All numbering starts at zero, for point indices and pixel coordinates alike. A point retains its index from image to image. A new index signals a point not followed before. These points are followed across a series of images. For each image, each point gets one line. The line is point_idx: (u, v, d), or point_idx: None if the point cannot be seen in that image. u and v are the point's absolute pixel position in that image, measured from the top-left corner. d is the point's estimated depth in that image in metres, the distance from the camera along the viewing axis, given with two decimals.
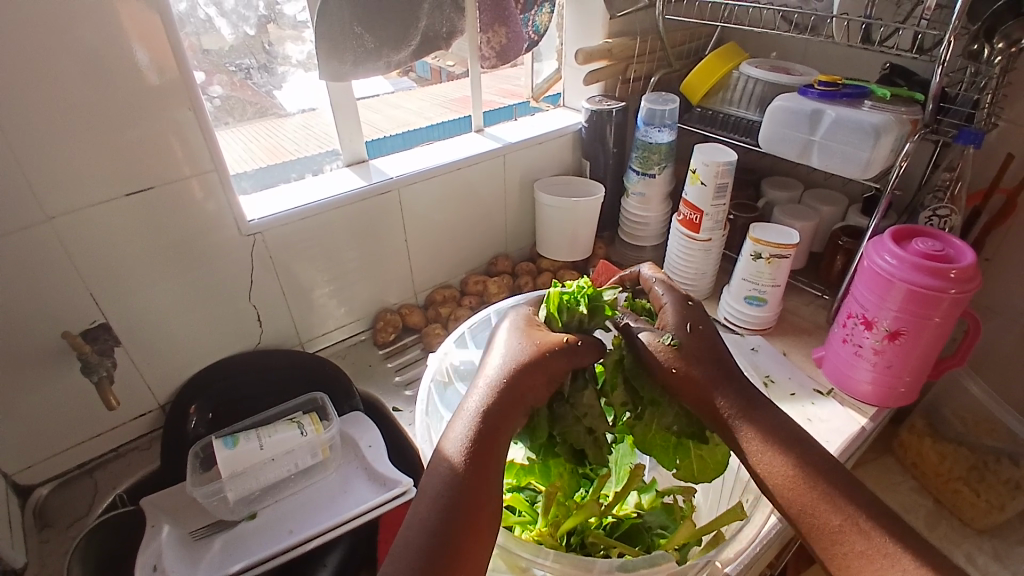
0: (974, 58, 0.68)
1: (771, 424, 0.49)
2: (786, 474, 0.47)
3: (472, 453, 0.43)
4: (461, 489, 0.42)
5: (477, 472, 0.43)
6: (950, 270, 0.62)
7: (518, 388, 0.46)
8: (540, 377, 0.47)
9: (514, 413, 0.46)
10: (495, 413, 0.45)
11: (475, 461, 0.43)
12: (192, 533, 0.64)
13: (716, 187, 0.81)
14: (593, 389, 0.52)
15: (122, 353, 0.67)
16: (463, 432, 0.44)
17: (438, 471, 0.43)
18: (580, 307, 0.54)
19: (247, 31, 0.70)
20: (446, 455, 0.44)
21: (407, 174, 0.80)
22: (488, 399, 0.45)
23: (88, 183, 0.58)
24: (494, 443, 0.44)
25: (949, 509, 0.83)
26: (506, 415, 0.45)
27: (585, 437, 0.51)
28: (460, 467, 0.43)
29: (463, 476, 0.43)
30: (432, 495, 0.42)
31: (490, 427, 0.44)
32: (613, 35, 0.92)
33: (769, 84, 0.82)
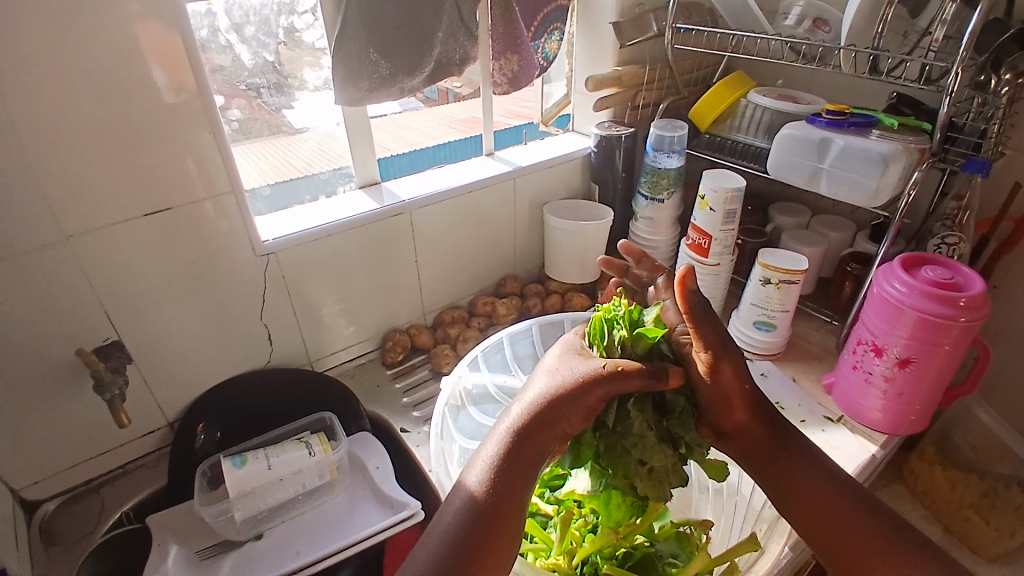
0: (981, 88, 0.69)
1: (796, 454, 0.52)
2: (819, 502, 0.50)
3: (494, 481, 0.44)
4: (481, 516, 0.43)
5: (498, 502, 0.43)
6: (960, 298, 0.62)
7: (550, 420, 0.46)
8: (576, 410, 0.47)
9: (542, 445, 0.46)
10: (524, 443, 0.45)
11: (496, 489, 0.44)
12: (198, 553, 0.64)
13: (725, 213, 0.82)
14: (644, 417, 0.50)
15: (134, 371, 0.67)
16: (489, 458, 0.45)
17: (458, 496, 0.44)
18: (621, 332, 0.52)
19: (266, 57, 0.72)
20: (469, 482, 0.45)
21: (419, 196, 0.81)
22: (517, 428, 0.46)
23: (108, 202, 0.60)
24: (520, 474, 0.45)
25: (959, 538, 0.81)
26: (535, 447, 0.45)
27: (637, 468, 0.51)
28: (479, 496, 0.44)
29: (483, 504, 0.43)
30: (451, 520, 0.43)
31: (516, 456, 0.45)
32: (623, 62, 0.94)
33: (777, 112, 0.84)
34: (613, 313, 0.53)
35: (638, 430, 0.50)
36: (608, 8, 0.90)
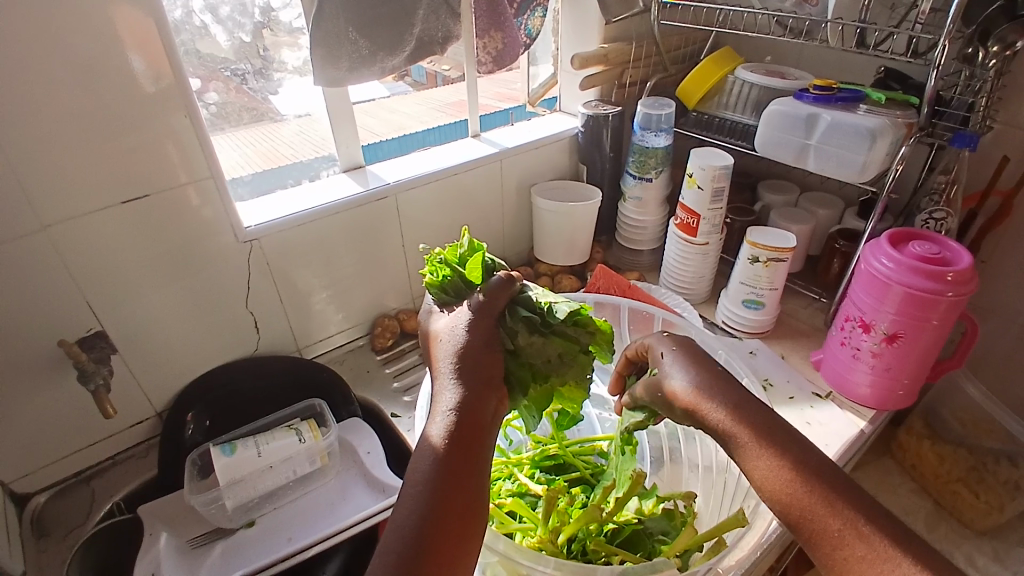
0: (969, 61, 0.69)
1: (768, 431, 0.50)
2: (783, 479, 0.47)
3: (453, 434, 0.44)
4: (448, 472, 0.42)
5: (461, 452, 0.43)
6: (947, 273, 0.62)
7: (474, 366, 0.48)
8: (490, 352, 0.50)
9: (483, 389, 0.47)
10: (466, 393, 0.46)
11: (456, 442, 0.44)
12: (190, 542, 0.64)
13: (713, 191, 0.81)
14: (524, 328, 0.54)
15: (119, 361, 0.67)
16: (440, 415, 0.45)
17: (423, 458, 0.43)
18: (452, 273, 0.57)
19: (243, 38, 0.70)
20: (431, 437, 0.44)
21: (404, 180, 0.80)
22: (454, 382, 0.47)
23: (86, 190, 0.58)
24: (472, 424, 0.45)
25: (949, 510, 0.83)
26: (479, 394, 0.47)
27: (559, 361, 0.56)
28: (444, 449, 0.43)
29: (447, 458, 0.43)
30: (419, 484, 0.41)
31: (468, 404, 0.46)
32: (610, 40, 0.93)
33: (764, 88, 0.83)
34: (434, 264, 0.58)
35: (525, 341, 0.53)
36: None
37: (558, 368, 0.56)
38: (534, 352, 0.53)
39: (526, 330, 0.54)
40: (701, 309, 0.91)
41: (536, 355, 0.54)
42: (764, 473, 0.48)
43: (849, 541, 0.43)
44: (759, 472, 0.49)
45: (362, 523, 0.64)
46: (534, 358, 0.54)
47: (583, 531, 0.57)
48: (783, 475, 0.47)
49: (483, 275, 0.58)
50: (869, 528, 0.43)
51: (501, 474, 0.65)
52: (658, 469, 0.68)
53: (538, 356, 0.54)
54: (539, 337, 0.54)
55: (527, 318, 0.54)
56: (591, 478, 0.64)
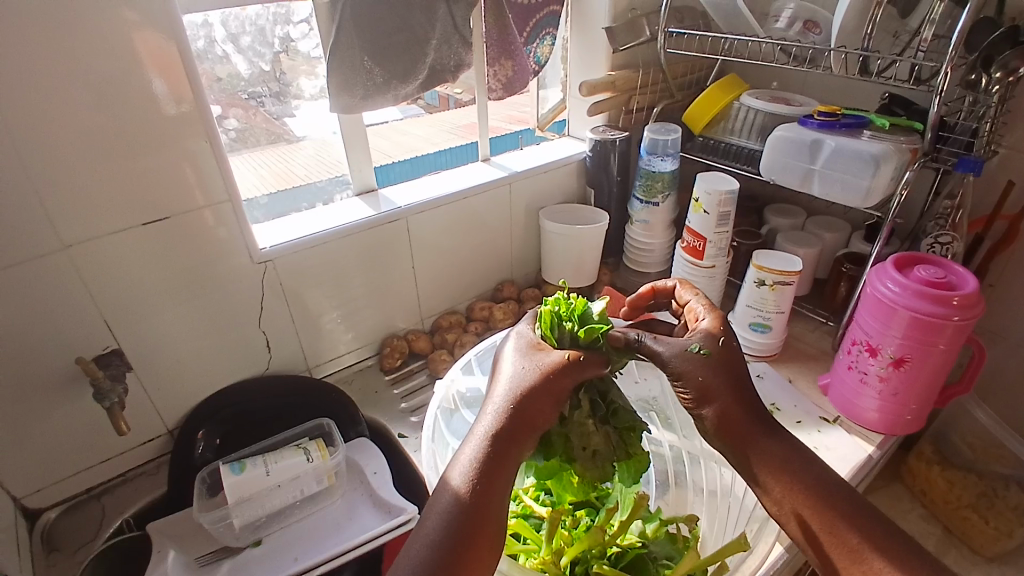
0: (972, 87, 0.70)
1: (784, 450, 0.50)
2: (806, 497, 0.48)
3: (477, 480, 0.44)
4: (465, 516, 0.42)
5: (481, 501, 0.43)
6: (953, 297, 0.62)
7: (526, 414, 0.46)
8: (551, 400, 0.47)
9: (519, 441, 0.46)
10: (506, 441, 0.45)
11: (479, 489, 0.43)
12: (198, 559, 0.64)
13: (719, 215, 0.82)
14: (586, 411, 0.53)
15: (133, 378, 0.68)
16: (472, 456, 0.45)
17: (442, 497, 0.44)
18: (566, 325, 0.55)
19: (262, 67, 0.73)
20: (452, 481, 0.44)
21: (414, 203, 0.82)
22: (498, 423, 0.46)
23: (105, 212, 0.60)
24: (500, 472, 0.44)
25: (959, 537, 0.81)
26: (512, 445, 0.45)
27: (584, 455, 0.52)
28: (464, 495, 0.43)
29: (469, 506, 0.43)
30: (435, 520, 0.42)
31: (498, 455, 0.45)
32: (617, 67, 0.95)
33: (769, 114, 0.84)
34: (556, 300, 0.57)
35: (579, 419, 0.52)
36: (601, 13, 0.90)
37: (587, 463, 0.53)
38: (580, 429, 0.52)
39: (586, 411, 0.53)
40: None
41: (580, 436, 0.52)
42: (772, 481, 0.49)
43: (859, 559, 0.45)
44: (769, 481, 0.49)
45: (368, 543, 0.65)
46: (575, 438, 0.52)
47: (587, 554, 0.57)
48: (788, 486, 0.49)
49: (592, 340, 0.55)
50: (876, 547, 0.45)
51: None
52: (664, 493, 0.66)
53: (579, 439, 0.52)
54: (595, 424, 0.54)
55: (592, 402, 0.54)
56: (597, 501, 0.63)
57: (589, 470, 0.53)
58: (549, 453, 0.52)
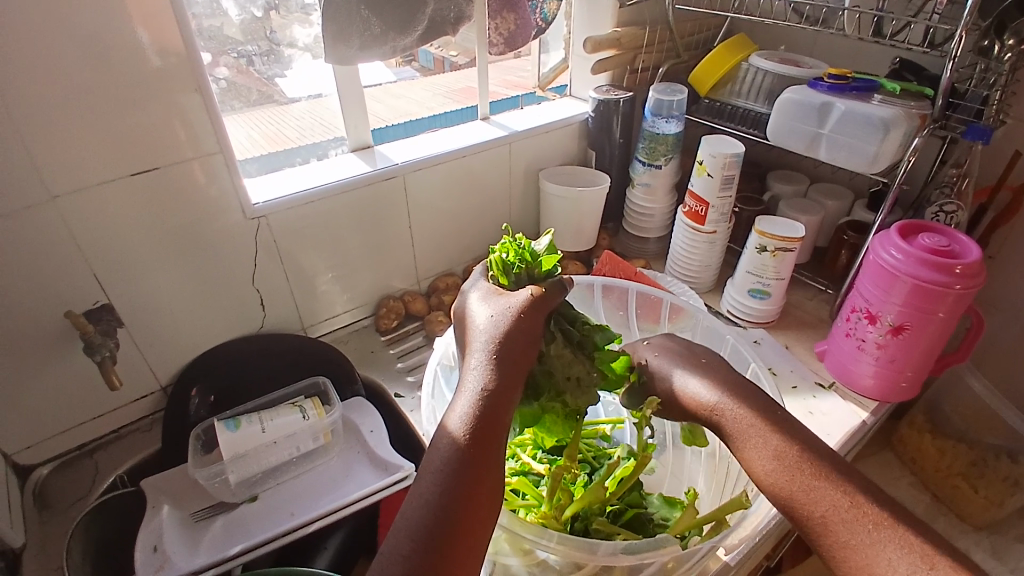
0: (985, 53, 0.68)
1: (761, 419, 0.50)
2: (779, 467, 0.47)
3: (476, 429, 0.43)
4: (467, 466, 0.42)
5: (483, 451, 0.42)
6: (956, 266, 0.62)
7: (512, 356, 0.47)
8: (530, 344, 0.49)
9: (510, 383, 0.46)
10: (498, 389, 0.45)
11: (479, 437, 0.43)
12: (193, 515, 0.64)
13: (723, 179, 0.81)
14: (559, 340, 0.54)
15: (124, 334, 0.67)
16: (468, 405, 0.44)
17: (441, 449, 0.43)
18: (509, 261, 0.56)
19: (254, 13, 0.69)
20: (450, 429, 0.43)
21: (411, 160, 0.80)
22: (488, 374, 0.46)
23: (94, 163, 0.58)
24: (496, 418, 0.44)
25: (948, 505, 0.83)
26: (505, 389, 0.45)
27: (569, 385, 0.53)
28: (464, 442, 0.43)
29: (469, 452, 0.42)
30: (434, 473, 0.41)
31: (494, 399, 0.44)
32: (623, 24, 0.92)
33: (777, 76, 0.82)
34: (510, 245, 0.57)
35: (556, 351, 0.53)
36: None
37: (575, 392, 0.54)
38: (563, 362, 0.53)
39: (559, 342, 0.54)
40: (706, 298, 0.91)
41: (562, 368, 0.53)
42: (774, 465, 0.47)
43: (876, 542, 0.41)
44: (763, 468, 0.48)
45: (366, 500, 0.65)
46: (558, 371, 0.53)
47: (586, 510, 0.57)
48: (786, 465, 0.47)
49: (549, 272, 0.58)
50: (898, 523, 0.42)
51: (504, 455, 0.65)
52: (661, 453, 0.68)
53: (563, 369, 0.53)
54: (571, 352, 0.54)
55: (564, 331, 0.55)
56: (594, 460, 0.64)
57: (577, 397, 0.54)
58: (539, 393, 0.52)
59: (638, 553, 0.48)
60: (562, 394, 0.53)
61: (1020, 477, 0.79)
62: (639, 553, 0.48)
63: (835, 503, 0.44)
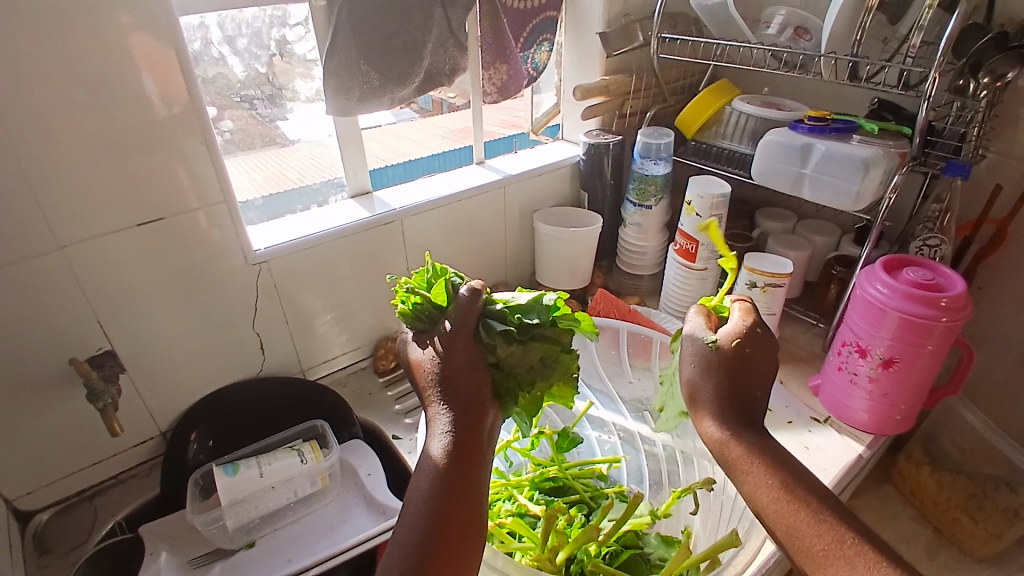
0: (961, 92, 0.71)
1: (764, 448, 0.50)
2: (773, 497, 0.47)
3: (452, 449, 0.46)
4: (446, 495, 0.44)
5: (457, 475, 0.45)
6: (941, 299, 0.63)
7: (471, 378, 0.50)
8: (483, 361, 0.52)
9: (473, 403, 0.49)
10: (461, 416, 0.48)
11: (455, 457, 0.46)
12: (191, 561, 0.64)
13: (711, 219, 0.83)
14: (502, 339, 0.53)
15: (126, 379, 0.68)
16: (440, 430, 0.48)
17: (424, 476, 0.46)
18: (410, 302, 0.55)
19: (258, 68, 0.73)
20: (431, 453, 0.47)
21: (409, 205, 0.82)
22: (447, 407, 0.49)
23: (101, 213, 0.60)
24: (469, 436, 0.48)
25: (949, 539, 0.83)
26: (471, 407, 0.49)
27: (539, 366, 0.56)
28: (442, 464, 0.46)
29: (448, 472, 0.45)
30: (421, 498, 0.44)
31: (461, 419, 0.48)
32: (611, 71, 0.96)
33: (761, 119, 0.85)
34: (400, 294, 0.56)
35: (506, 352, 0.53)
36: (594, 18, 0.91)
37: (541, 372, 0.56)
38: (516, 361, 0.54)
39: (504, 342, 0.53)
40: None
41: (519, 361, 0.54)
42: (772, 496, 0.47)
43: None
44: (766, 495, 0.48)
45: (362, 544, 0.65)
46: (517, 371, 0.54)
47: (582, 553, 0.57)
48: (790, 497, 0.47)
49: (449, 292, 0.55)
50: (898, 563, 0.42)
51: (501, 496, 0.65)
52: (657, 493, 0.68)
53: (522, 368, 0.54)
54: (519, 344, 0.54)
55: (503, 331, 0.54)
56: (591, 500, 0.64)
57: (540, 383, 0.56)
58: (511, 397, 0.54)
59: None
60: (526, 391, 0.55)
61: (1021, 508, 0.78)
62: None
63: (837, 539, 0.44)
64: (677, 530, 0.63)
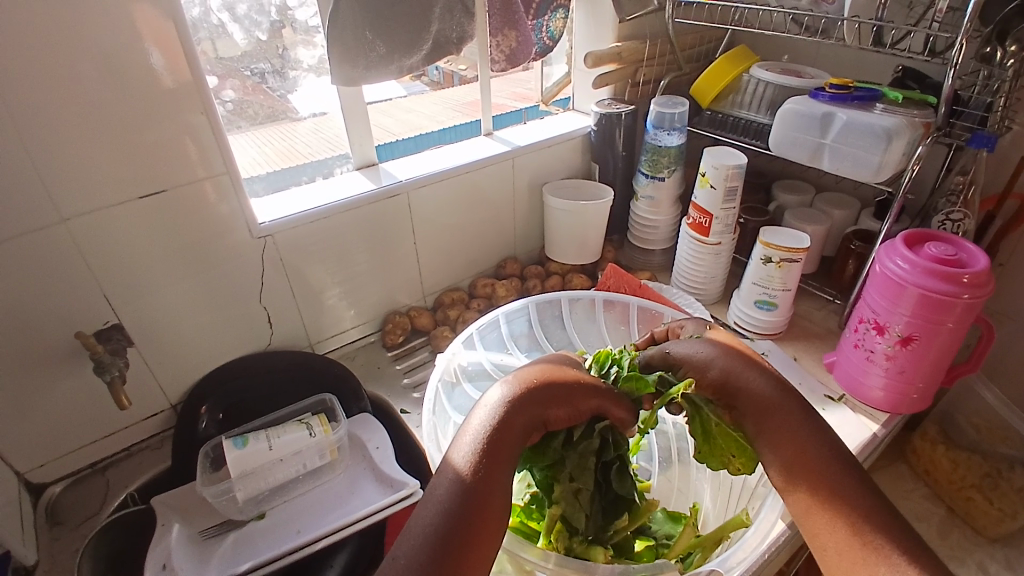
0: (987, 60, 0.67)
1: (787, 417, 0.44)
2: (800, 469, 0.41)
3: (486, 448, 0.39)
4: (477, 485, 0.37)
5: (490, 472, 0.38)
6: (963, 275, 0.61)
7: (547, 397, 0.42)
8: (573, 407, 0.43)
9: (531, 421, 0.41)
10: (515, 418, 0.40)
11: (487, 460, 0.38)
12: (202, 532, 0.65)
13: (726, 191, 0.80)
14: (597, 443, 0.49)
15: (134, 353, 0.68)
16: (482, 424, 0.40)
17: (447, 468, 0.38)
18: (620, 372, 0.50)
19: (260, 36, 0.70)
20: (460, 445, 0.39)
21: (417, 177, 0.81)
22: (513, 393, 0.41)
23: (105, 184, 0.59)
24: (510, 440, 0.40)
25: (962, 517, 0.82)
26: (529, 412, 0.41)
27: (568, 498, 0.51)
28: (470, 460, 0.38)
29: (478, 471, 0.37)
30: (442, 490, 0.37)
31: (509, 423, 0.40)
32: (623, 38, 0.92)
33: (780, 87, 0.82)
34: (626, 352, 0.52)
35: (580, 450, 0.48)
36: None
37: (566, 501, 0.51)
38: (575, 465, 0.49)
39: (590, 446, 0.48)
40: (712, 310, 0.91)
41: (573, 469, 0.49)
42: (784, 461, 0.42)
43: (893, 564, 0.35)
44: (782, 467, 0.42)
45: (368, 518, 0.65)
46: (568, 467, 0.49)
47: None
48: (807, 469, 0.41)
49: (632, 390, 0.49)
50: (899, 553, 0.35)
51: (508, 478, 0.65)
52: (667, 469, 0.68)
53: (572, 470, 0.49)
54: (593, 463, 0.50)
55: (602, 439, 0.49)
56: None
57: (566, 503, 0.51)
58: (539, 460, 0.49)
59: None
60: (560, 486, 0.51)
61: None
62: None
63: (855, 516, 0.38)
64: (686, 506, 0.65)
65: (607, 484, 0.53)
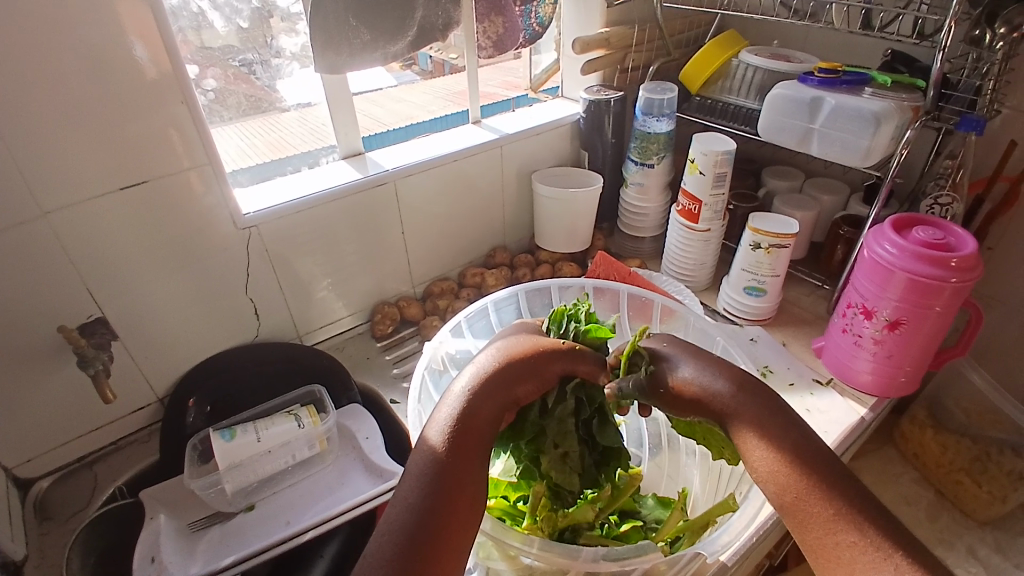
0: (976, 43, 0.66)
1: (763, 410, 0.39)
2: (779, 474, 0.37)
3: (458, 434, 0.38)
4: (449, 473, 0.37)
5: (464, 458, 0.38)
6: (951, 259, 0.61)
7: (512, 373, 0.41)
8: (540, 381, 0.43)
9: (501, 402, 0.41)
10: (484, 402, 0.40)
11: (459, 445, 0.38)
12: (191, 525, 0.65)
13: (715, 177, 0.80)
14: (574, 402, 0.46)
15: (118, 347, 0.67)
16: (451, 411, 0.40)
17: (423, 453, 0.38)
18: (580, 327, 0.48)
19: (241, 24, 0.69)
20: (433, 432, 0.39)
21: (404, 165, 0.80)
22: (478, 378, 0.41)
23: (85, 176, 0.58)
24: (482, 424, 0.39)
25: (950, 500, 0.83)
26: (496, 395, 0.40)
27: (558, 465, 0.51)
28: (442, 447, 0.38)
29: (449, 460, 0.37)
30: (414, 482, 0.37)
31: (477, 408, 0.40)
32: (611, 23, 0.91)
33: (769, 72, 0.81)
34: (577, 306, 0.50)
35: (560, 414, 0.46)
36: None
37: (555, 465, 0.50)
38: (558, 429, 0.47)
39: (569, 408, 0.46)
40: (702, 296, 0.91)
41: (555, 434, 0.48)
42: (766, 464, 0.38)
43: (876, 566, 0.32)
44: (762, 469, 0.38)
45: (357, 509, 0.65)
46: (550, 434, 0.48)
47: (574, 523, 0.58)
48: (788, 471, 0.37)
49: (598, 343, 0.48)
50: (903, 553, 0.32)
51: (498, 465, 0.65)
52: (656, 455, 0.69)
53: (555, 435, 0.48)
54: (574, 425, 0.48)
55: (578, 400, 0.47)
56: None
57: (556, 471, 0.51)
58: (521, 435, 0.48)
59: (621, 559, 0.48)
60: (545, 455, 0.50)
61: None
62: (622, 560, 0.48)
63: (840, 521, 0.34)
64: (676, 492, 0.66)
65: (593, 439, 0.50)
